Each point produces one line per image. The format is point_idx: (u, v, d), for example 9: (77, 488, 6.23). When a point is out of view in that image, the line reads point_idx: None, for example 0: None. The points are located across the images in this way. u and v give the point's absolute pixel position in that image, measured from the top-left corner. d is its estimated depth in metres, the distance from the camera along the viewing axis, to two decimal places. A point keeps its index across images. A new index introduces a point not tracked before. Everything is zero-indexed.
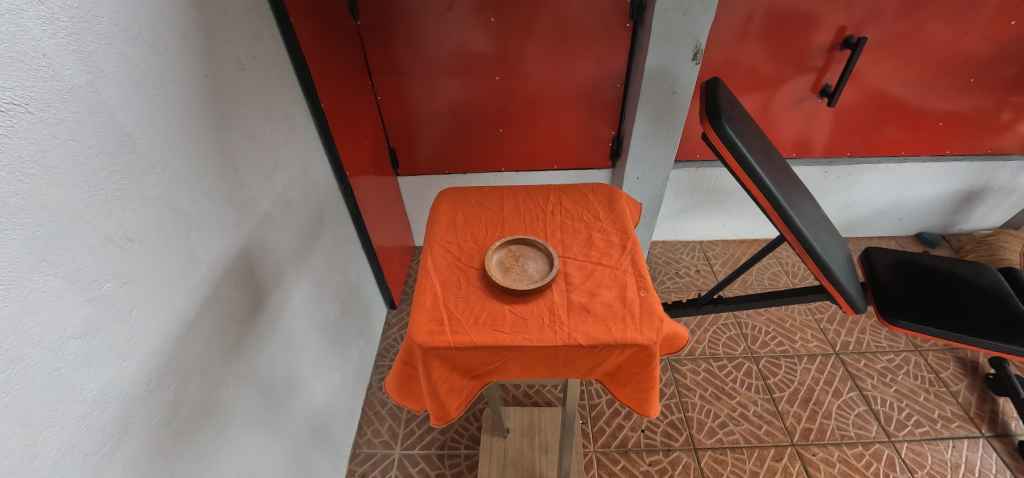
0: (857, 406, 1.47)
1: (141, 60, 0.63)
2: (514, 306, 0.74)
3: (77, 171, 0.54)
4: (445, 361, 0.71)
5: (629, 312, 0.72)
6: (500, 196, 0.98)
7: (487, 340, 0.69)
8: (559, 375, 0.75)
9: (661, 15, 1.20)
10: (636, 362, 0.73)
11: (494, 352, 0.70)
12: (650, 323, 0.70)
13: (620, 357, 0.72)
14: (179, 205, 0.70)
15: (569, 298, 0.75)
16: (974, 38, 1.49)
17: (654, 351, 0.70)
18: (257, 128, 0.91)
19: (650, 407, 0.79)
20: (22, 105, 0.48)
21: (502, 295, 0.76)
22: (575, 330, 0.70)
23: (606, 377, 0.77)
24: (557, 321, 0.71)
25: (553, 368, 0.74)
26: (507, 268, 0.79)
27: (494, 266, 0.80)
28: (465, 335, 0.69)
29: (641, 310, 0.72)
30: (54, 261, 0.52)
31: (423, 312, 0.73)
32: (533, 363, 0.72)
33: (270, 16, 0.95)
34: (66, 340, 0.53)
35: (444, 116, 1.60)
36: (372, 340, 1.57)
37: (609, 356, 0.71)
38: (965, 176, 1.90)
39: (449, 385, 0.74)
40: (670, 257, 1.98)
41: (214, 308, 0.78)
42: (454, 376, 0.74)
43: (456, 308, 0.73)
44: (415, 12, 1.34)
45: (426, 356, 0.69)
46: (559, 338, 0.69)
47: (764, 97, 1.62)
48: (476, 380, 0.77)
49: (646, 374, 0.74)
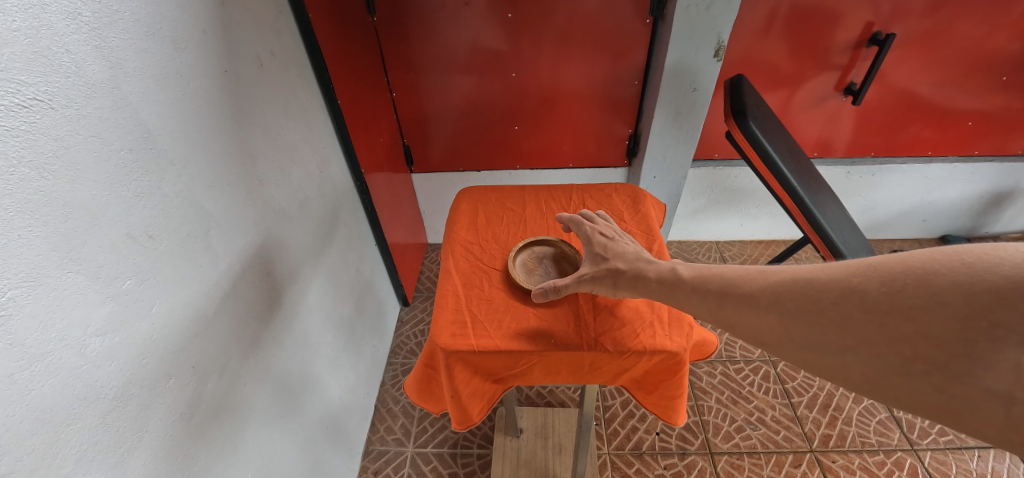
0: (879, 413, 1.44)
1: (162, 56, 0.63)
2: (539, 310, 0.73)
3: (99, 168, 0.54)
4: (468, 365, 0.70)
5: (658, 318, 0.71)
6: (521, 195, 0.97)
7: (511, 345, 0.68)
8: (584, 380, 0.74)
9: (683, 11, 1.18)
10: (665, 369, 0.71)
11: (519, 356, 0.69)
12: (680, 330, 0.69)
13: (648, 364, 0.70)
14: (198, 201, 0.70)
15: (595, 302, 0.73)
16: (1007, 33, 1.43)
17: (683, 358, 0.68)
18: (275, 124, 0.90)
19: (676, 415, 0.77)
20: (45, 101, 0.48)
21: (526, 298, 0.75)
22: (602, 335, 0.69)
23: (631, 383, 0.76)
24: (584, 326, 0.70)
25: (577, 373, 0.73)
26: (530, 270, 0.79)
27: (517, 267, 0.79)
28: (489, 339, 0.68)
29: (670, 316, 0.71)
30: (76, 258, 0.52)
31: (445, 314, 0.72)
32: (558, 368, 0.71)
33: (288, 12, 0.95)
34: (88, 337, 0.53)
35: (459, 113, 1.59)
36: (385, 337, 1.57)
37: (637, 363, 0.70)
38: (993, 178, 1.84)
39: (472, 390, 0.73)
40: (685, 257, 1.95)
41: (232, 304, 0.77)
42: (476, 380, 0.73)
43: (479, 311, 0.72)
44: (431, 8, 1.33)
45: (449, 359, 0.68)
46: (585, 343, 0.68)
47: (785, 94, 1.58)
48: (499, 384, 0.76)
49: (674, 381, 0.72)
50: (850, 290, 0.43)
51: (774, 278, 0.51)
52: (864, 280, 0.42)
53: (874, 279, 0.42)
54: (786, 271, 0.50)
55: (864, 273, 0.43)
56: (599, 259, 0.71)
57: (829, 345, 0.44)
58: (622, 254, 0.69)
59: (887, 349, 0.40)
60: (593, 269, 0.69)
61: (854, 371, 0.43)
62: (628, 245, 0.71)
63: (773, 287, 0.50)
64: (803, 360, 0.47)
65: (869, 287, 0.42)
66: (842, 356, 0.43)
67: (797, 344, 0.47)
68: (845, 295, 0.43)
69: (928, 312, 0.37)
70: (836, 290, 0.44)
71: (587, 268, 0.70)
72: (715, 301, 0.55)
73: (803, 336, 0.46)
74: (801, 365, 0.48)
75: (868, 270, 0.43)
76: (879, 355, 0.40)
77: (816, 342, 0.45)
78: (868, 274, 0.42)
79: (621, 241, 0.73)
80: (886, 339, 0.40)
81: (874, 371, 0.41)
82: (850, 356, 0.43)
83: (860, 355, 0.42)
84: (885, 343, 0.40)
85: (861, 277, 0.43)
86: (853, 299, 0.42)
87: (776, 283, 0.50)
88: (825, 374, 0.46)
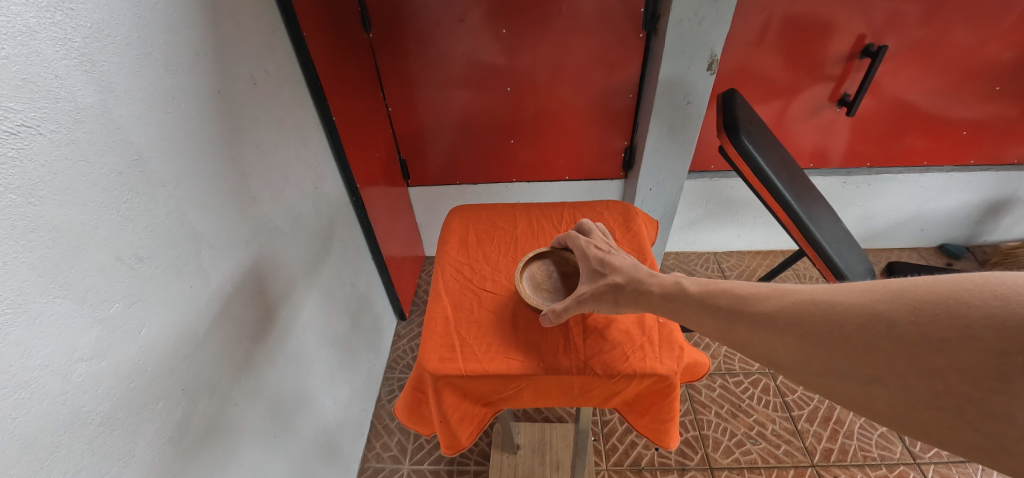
0: (881, 426, 1.42)
1: (154, 79, 0.63)
2: (528, 333, 0.72)
3: (88, 192, 0.54)
4: (456, 389, 0.70)
5: (649, 340, 0.70)
6: (512, 214, 0.97)
7: (500, 368, 0.67)
8: (575, 403, 0.73)
9: (676, 25, 1.19)
10: (656, 392, 0.70)
11: (507, 380, 0.68)
12: (670, 352, 0.68)
13: (639, 387, 0.69)
14: (189, 222, 0.69)
15: (586, 325, 0.73)
16: (998, 44, 1.44)
17: (674, 381, 0.68)
18: (268, 142, 0.91)
19: (669, 438, 0.76)
20: (33, 127, 0.48)
21: (516, 321, 0.74)
22: (592, 359, 0.68)
23: (623, 406, 0.75)
24: (573, 349, 0.70)
25: (568, 397, 0.72)
26: (539, 284, 0.78)
27: (525, 278, 0.79)
28: (476, 363, 0.68)
29: (660, 337, 0.70)
30: (63, 282, 0.52)
31: (434, 338, 0.72)
32: (547, 391, 0.71)
33: (283, 31, 0.96)
34: (74, 363, 0.53)
35: (455, 127, 1.60)
36: (381, 351, 1.56)
37: (627, 386, 0.69)
38: (990, 187, 1.84)
39: (461, 414, 0.72)
40: (683, 268, 1.96)
41: (222, 324, 0.77)
42: (465, 404, 0.73)
43: (468, 333, 0.72)
44: (426, 25, 1.34)
45: (437, 384, 0.68)
46: (574, 366, 0.68)
47: (780, 106, 1.59)
48: (489, 407, 0.75)
49: (665, 404, 0.71)
50: (877, 317, 0.43)
51: (792, 298, 0.51)
52: (891, 307, 0.43)
53: (902, 307, 0.42)
54: (804, 291, 0.51)
55: (892, 301, 0.43)
56: (598, 276, 0.70)
57: (857, 373, 0.44)
58: (621, 269, 0.69)
59: (916, 383, 0.40)
60: (592, 287, 0.69)
61: (879, 400, 0.43)
62: (624, 259, 0.71)
63: (790, 307, 0.50)
64: (821, 383, 0.48)
65: (897, 314, 0.42)
66: (866, 384, 0.44)
67: (818, 368, 0.47)
68: (871, 323, 0.43)
69: (960, 345, 0.38)
70: (861, 316, 0.44)
71: (586, 287, 0.70)
72: (727, 318, 0.56)
73: (825, 360, 0.46)
74: (818, 388, 0.49)
75: (895, 298, 0.43)
76: (907, 386, 0.41)
77: (839, 368, 0.45)
78: (895, 301, 0.43)
79: (617, 255, 0.73)
80: (914, 372, 0.40)
81: (901, 401, 0.42)
82: (876, 385, 0.43)
83: (886, 386, 0.42)
84: (914, 376, 0.40)
85: (886, 304, 0.43)
86: (882, 327, 0.43)
87: (793, 304, 0.50)
88: (842, 397, 0.47)
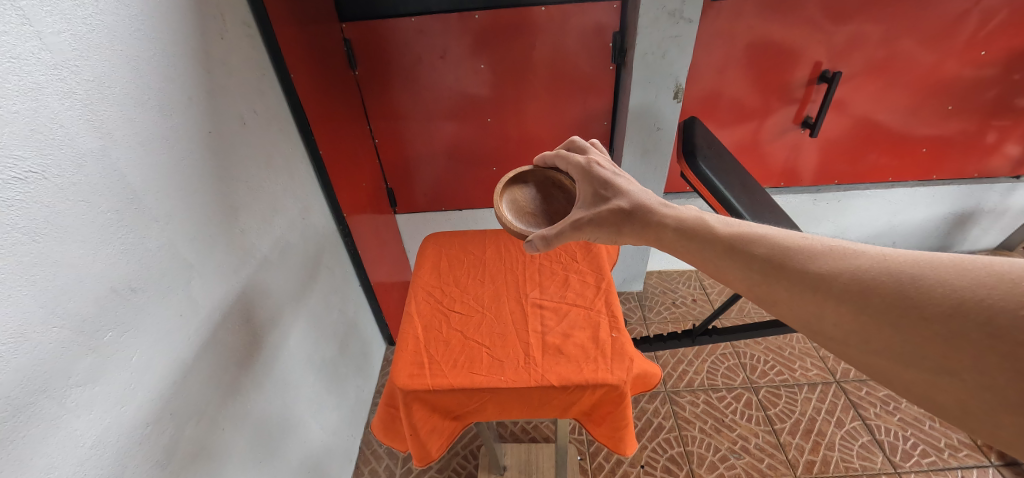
0: (861, 436, 1.45)
1: (150, 124, 0.68)
2: (492, 351, 0.85)
3: (87, 228, 0.59)
4: (424, 403, 0.81)
5: (601, 353, 0.83)
6: (481, 240, 1.14)
7: (463, 382, 0.80)
8: (536, 414, 0.85)
9: (641, 58, 1.32)
10: (609, 401, 0.83)
11: (472, 393, 0.80)
12: (620, 363, 0.81)
13: (593, 396, 0.82)
14: (181, 253, 0.74)
15: (545, 340, 0.87)
16: (955, 62, 1.50)
17: (624, 389, 0.80)
18: (257, 177, 0.96)
19: (625, 444, 0.88)
20: (39, 173, 0.53)
21: (481, 340, 0.88)
22: (548, 371, 0.81)
23: (583, 416, 0.87)
24: (533, 363, 0.83)
25: (529, 407, 0.84)
26: (518, 208, 0.92)
27: (509, 200, 0.94)
28: (443, 378, 0.80)
29: (612, 350, 0.84)
30: (62, 313, 0.56)
31: (405, 357, 0.85)
32: (509, 403, 0.83)
33: (271, 73, 1.02)
34: (69, 388, 0.57)
35: (441, 156, 1.67)
36: (370, 376, 1.58)
37: (582, 396, 0.81)
38: (954, 199, 1.93)
39: (430, 427, 0.84)
40: (666, 287, 2.03)
41: (211, 352, 0.80)
42: (434, 418, 0.84)
43: (435, 352, 0.85)
44: (410, 61, 1.42)
45: (406, 398, 0.80)
46: (533, 378, 0.80)
47: (752, 127, 1.64)
48: (457, 421, 0.87)
49: (619, 412, 0.83)
50: (972, 303, 0.43)
51: (854, 263, 0.52)
52: (992, 294, 0.42)
53: (1007, 295, 0.41)
54: (869, 257, 0.52)
55: (993, 287, 0.42)
56: (601, 201, 0.80)
57: (928, 362, 0.45)
58: (626, 196, 0.79)
59: (1006, 384, 0.40)
60: (596, 212, 0.78)
61: (946, 392, 0.45)
62: (628, 187, 0.81)
63: (852, 273, 0.51)
64: (873, 362, 0.50)
65: (1001, 304, 0.41)
66: (937, 375, 0.45)
67: (877, 346, 0.49)
68: (964, 310, 0.43)
69: None
70: (949, 300, 0.44)
71: (589, 212, 0.79)
72: (755, 270, 0.60)
73: (887, 341, 0.48)
74: (868, 368, 0.51)
75: (996, 283, 0.42)
76: (991, 386, 0.41)
77: (904, 350, 0.47)
78: (994, 286, 0.42)
79: (620, 181, 0.82)
80: (1007, 372, 0.40)
81: (975, 398, 0.43)
82: (950, 378, 0.44)
83: (961, 380, 0.43)
84: (1006, 375, 0.40)
85: (986, 288, 0.43)
86: (977, 316, 0.42)
87: (856, 270, 0.51)
88: (894, 380, 0.49)
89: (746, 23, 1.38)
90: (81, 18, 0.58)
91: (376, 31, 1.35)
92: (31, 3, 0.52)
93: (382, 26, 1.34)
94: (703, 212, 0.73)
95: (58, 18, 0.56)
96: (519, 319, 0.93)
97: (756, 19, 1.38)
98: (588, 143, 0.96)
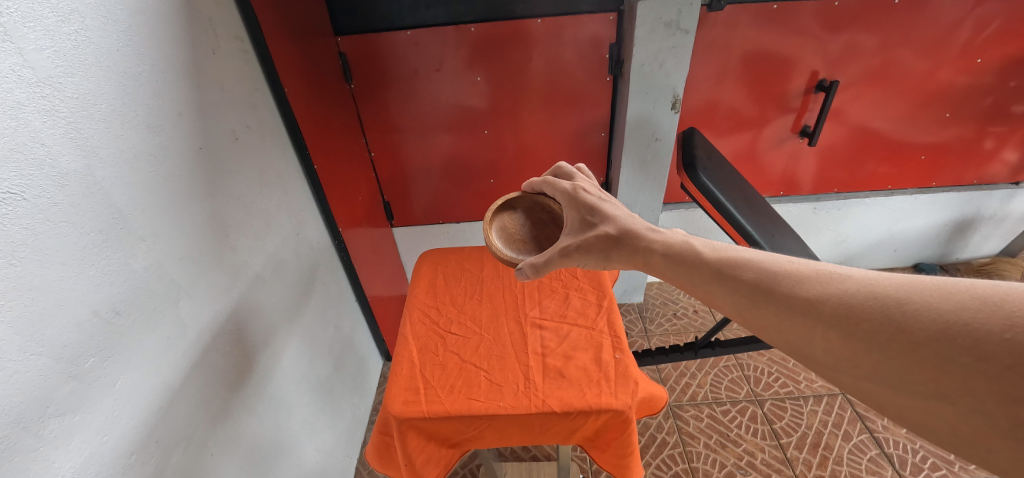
0: (870, 449, 1.42)
1: (137, 141, 0.67)
2: (491, 375, 0.83)
3: (69, 250, 0.57)
4: (420, 430, 0.79)
5: (605, 376, 0.81)
6: (478, 257, 1.12)
7: (461, 409, 0.77)
8: (538, 440, 0.83)
9: (638, 69, 1.31)
10: (614, 427, 0.80)
11: (470, 420, 0.78)
12: (624, 387, 0.79)
13: (597, 422, 0.79)
14: (168, 273, 0.72)
15: (546, 363, 0.85)
16: (951, 70, 1.50)
17: (629, 415, 0.78)
18: (249, 193, 0.94)
19: (631, 470, 0.85)
20: (18, 193, 0.51)
21: (479, 363, 0.86)
22: (549, 396, 0.79)
23: (587, 442, 0.84)
24: (533, 387, 0.80)
25: (530, 434, 0.82)
26: (508, 235, 0.91)
27: (498, 229, 0.92)
28: (439, 405, 0.78)
29: (616, 373, 0.81)
30: (40, 339, 0.54)
31: (400, 382, 0.82)
32: (510, 430, 0.80)
33: (264, 87, 1.01)
34: (46, 419, 0.54)
35: (438, 169, 1.65)
36: (366, 393, 1.55)
37: (585, 422, 0.79)
38: (954, 206, 1.92)
39: (427, 455, 0.81)
40: (667, 298, 2.01)
41: (199, 375, 0.77)
42: (431, 446, 0.81)
43: (432, 377, 0.83)
44: (406, 75, 1.41)
45: (402, 426, 0.77)
46: (533, 404, 0.78)
47: (750, 136, 1.64)
48: (454, 448, 0.84)
49: (624, 438, 0.81)
50: (958, 327, 0.42)
51: (841, 288, 0.51)
52: (978, 318, 0.41)
53: (992, 319, 0.40)
54: (856, 281, 0.50)
55: (979, 311, 0.41)
56: (588, 227, 0.79)
57: (918, 388, 0.44)
58: (613, 222, 0.77)
59: (996, 409, 0.39)
60: (583, 238, 0.76)
61: (939, 417, 0.43)
62: (614, 211, 0.79)
63: (839, 298, 0.50)
64: (862, 388, 0.48)
65: (987, 328, 0.40)
66: (928, 400, 0.44)
67: (867, 372, 0.47)
68: (952, 334, 0.42)
69: None
70: (936, 324, 0.43)
71: (576, 239, 0.77)
72: (744, 296, 0.58)
73: (875, 366, 0.46)
74: (858, 393, 0.49)
75: (981, 307, 0.41)
76: (982, 410, 0.40)
77: (893, 375, 0.45)
78: (979, 310, 0.41)
79: (606, 206, 0.80)
80: (996, 397, 0.39)
81: (967, 423, 0.41)
82: (942, 403, 0.43)
83: (952, 404, 0.42)
84: (995, 400, 0.39)
85: (970, 312, 0.42)
86: (964, 340, 0.41)
87: (843, 294, 0.50)
88: (885, 406, 0.47)
89: (742, 33, 1.38)
90: (66, 34, 0.57)
91: (371, 45, 1.35)
92: (13, 19, 0.51)
93: (377, 39, 1.34)
94: (690, 234, 0.72)
95: (41, 34, 0.54)
96: (519, 341, 0.90)
97: (752, 29, 1.37)
98: (575, 168, 0.94)
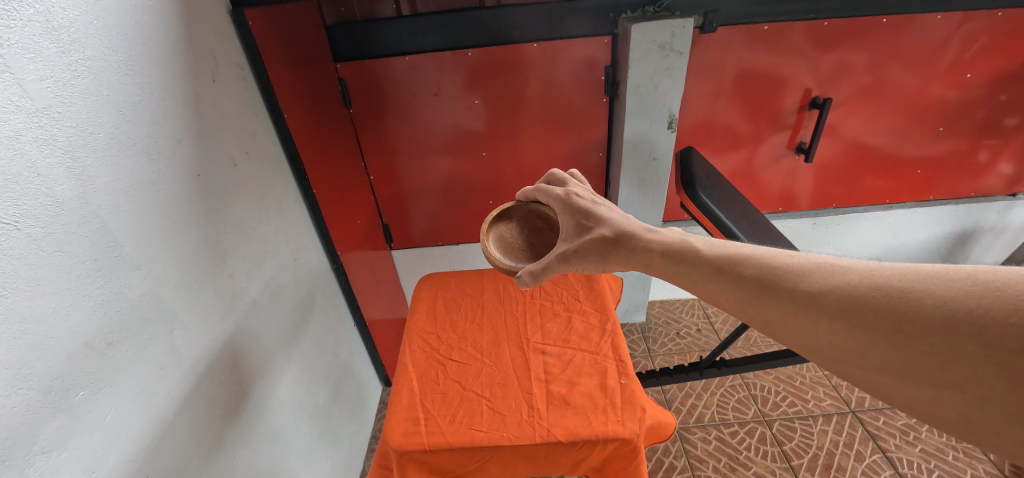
0: (884, 470, 1.38)
1: (134, 168, 0.66)
2: (492, 403, 0.81)
3: (62, 280, 0.56)
4: (420, 464, 0.77)
5: (611, 402, 0.79)
6: (478, 281, 1.11)
7: (463, 441, 0.75)
8: (542, 471, 0.80)
9: (633, 90, 1.34)
10: (622, 456, 0.77)
11: (472, 452, 0.76)
12: (632, 414, 0.77)
13: (605, 452, 0.77)
14: (163, 302, 0.70)
15: (549, 390, 0.83)
16: (941, 85, 1.52)
17: (638, 444, 0.75)
18: (247, 218, 0.93)
19: None
20: (12, 223, 0.50)
21: (480, 391, 0.84)
22: (554, 424, 0.77)
23: (594, 471, 0.81)
24: (537, 416, 0.78)
25: (535, 466, 0.79)
26: (506, 244, 0.91)
27: (496, 240, 0.91)
28: (439, 436, 0.76)
29: (622, 400, 0.79)
30: (29, 373, 0.52)
31: (399, 413, 0.80)
32: (513, 461, 0.78)
33: (264, 113, 1.01)
34: (32, 456, 0.52)
35: (437, 191, 1.66)
36: (365, 421, 1.52)
37: (592, 451, 0.76)
38: (954, 219, 1.93)
39: None
40: (669, 317, 1.99)
41: (192, 407, 0.75)
42: None
43: (432, 407, 0.81)
44: (405, 99, 1.43)
45: (401, 459, 0.75)
46: (538, 433, 0.76)
47: (746, 154, 1.65)
48: None
49: (633, 468, 0.78)
50: (962, 313, 0.41)
51: (843, 280, 0.50)
52: (982, 303, 0.40)
53: (997, 303, 0.39)
54: (857, 272, 0.50)
55: (983, 296, 0.40)
56: (585, 231, 0.78)
57: (928, 378, 0.43)
58: (608, 224, 0.77)
59: (1006, 395, 0.38)
60: (580, 243, 0.76)
61: (947, 406, 0.42)
62: (610, 215, 0.79)
63: (841, 290, 0.50)
64: (870, 380, 0.48)
65: (992, 313, 0.39)
66: (936, 389, 0.43)
67: (874, 363, 0.47)
68: (955, 321, 0.41)
69: None
70: (941, 310, 0.42)
71: (573, 243, 0.77)
72: (746, 291, 0.58)
73: (881, 356, 0.46)
74: (867, 386, 0.48)
75: (984, 292, 0.41)
76: (991, 396, 0.39)
77: (899, 365, 0.45)
78: (984, 294, 0.40)
79: (601, 209, 0.80)
80: (1004, 383, 0.38)
81: (977, 411, 0.40)
82: (950, 391, 0.42)
83: (961, 393, 0.41)
84: (1004, 386, 0.38)
85: (974, 298, 0.41)
86: (968, 327, 0.40)
87: (845, 287, 0.50)
88: (894, 398, 0.47)
89: (734, 54, 1.40)
90: (66, 64, 0.57)
91: (370, 70, 1.37)
92: (13, 51, 0.51)
93: (376, 65, 1.36)
94: (687, 233, 0.71)
95: (42, 65, 0.54)
96: (521, 367, 0.89)
97: (744, 50, 1.40)
98: (567, 174, 0.94)
